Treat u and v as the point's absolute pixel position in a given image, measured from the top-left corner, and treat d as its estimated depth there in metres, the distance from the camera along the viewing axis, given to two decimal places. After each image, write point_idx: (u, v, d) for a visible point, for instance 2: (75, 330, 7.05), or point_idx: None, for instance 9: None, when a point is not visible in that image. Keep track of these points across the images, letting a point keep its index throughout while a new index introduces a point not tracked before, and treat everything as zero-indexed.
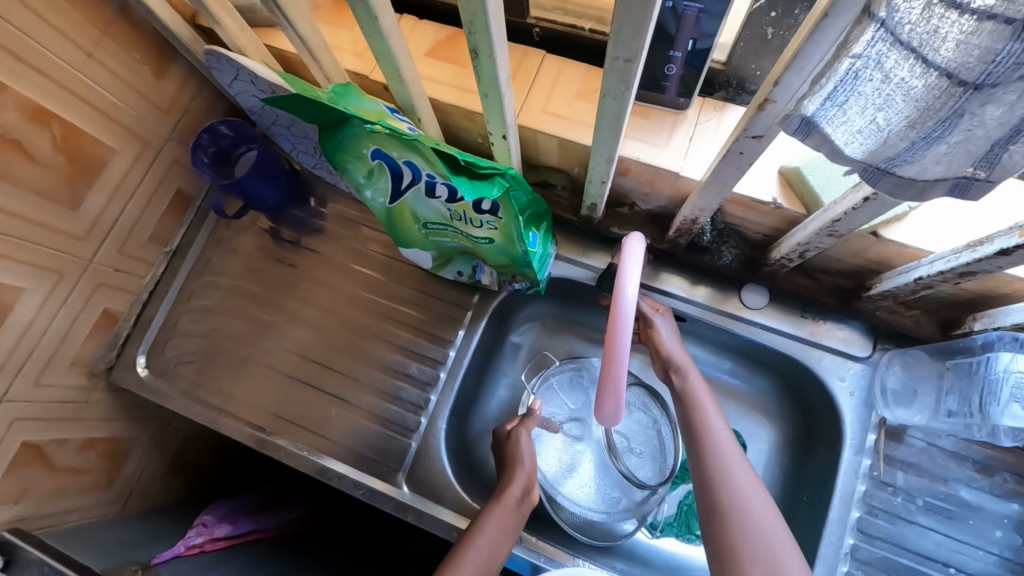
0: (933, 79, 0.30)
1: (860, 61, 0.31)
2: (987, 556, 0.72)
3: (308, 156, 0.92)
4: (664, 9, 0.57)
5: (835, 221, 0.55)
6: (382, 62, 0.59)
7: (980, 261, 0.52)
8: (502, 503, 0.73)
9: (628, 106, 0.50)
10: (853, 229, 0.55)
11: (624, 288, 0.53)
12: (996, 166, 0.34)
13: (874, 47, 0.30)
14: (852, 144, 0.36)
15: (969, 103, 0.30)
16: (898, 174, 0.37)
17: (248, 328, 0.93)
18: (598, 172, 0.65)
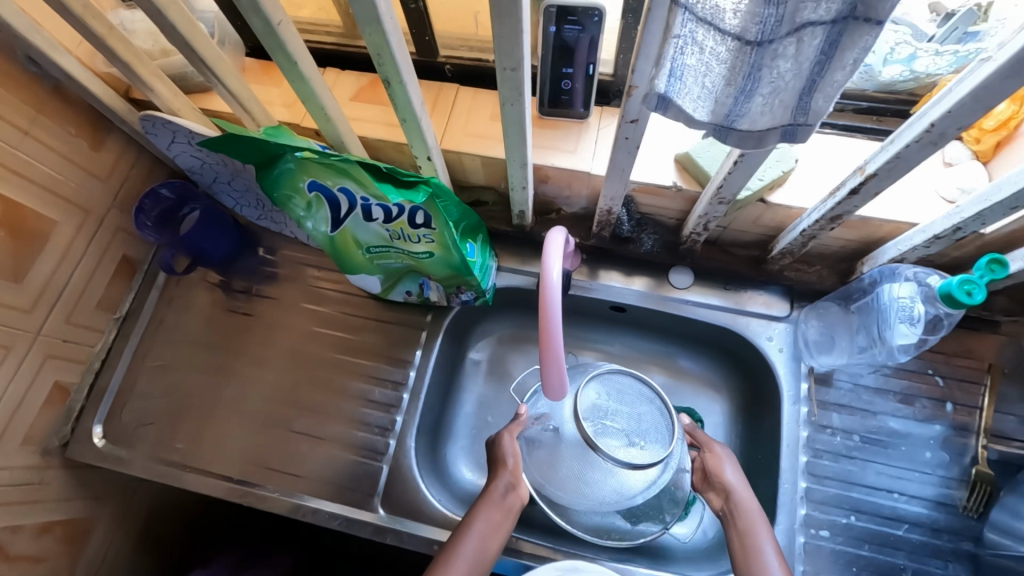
0: (731, 45, 0.38)
1: (681, 41, 0.40)
2: (924, 476, 0.79)
3: (252, 208, 0.96)
4: (550, 34, 0.67)
5: (720, 188, 0.63)
6: (308, 104, 0.66)
7: (840, 203, 0.61)
8: (486, 501, 0.74)
9: (527, 111, 0.58)
10: (736, 193, 0.64)
11: (549, 274, 0.59)
12: (810, 111, 0.43)
13: (686, 28, 0.39)
14: (699, 109, 0.45)
15: (763, 58, 0.38)
16: (740, 129, 0.46)
17: (207, 382, 0.94)
18: (518, 178, 0.72)
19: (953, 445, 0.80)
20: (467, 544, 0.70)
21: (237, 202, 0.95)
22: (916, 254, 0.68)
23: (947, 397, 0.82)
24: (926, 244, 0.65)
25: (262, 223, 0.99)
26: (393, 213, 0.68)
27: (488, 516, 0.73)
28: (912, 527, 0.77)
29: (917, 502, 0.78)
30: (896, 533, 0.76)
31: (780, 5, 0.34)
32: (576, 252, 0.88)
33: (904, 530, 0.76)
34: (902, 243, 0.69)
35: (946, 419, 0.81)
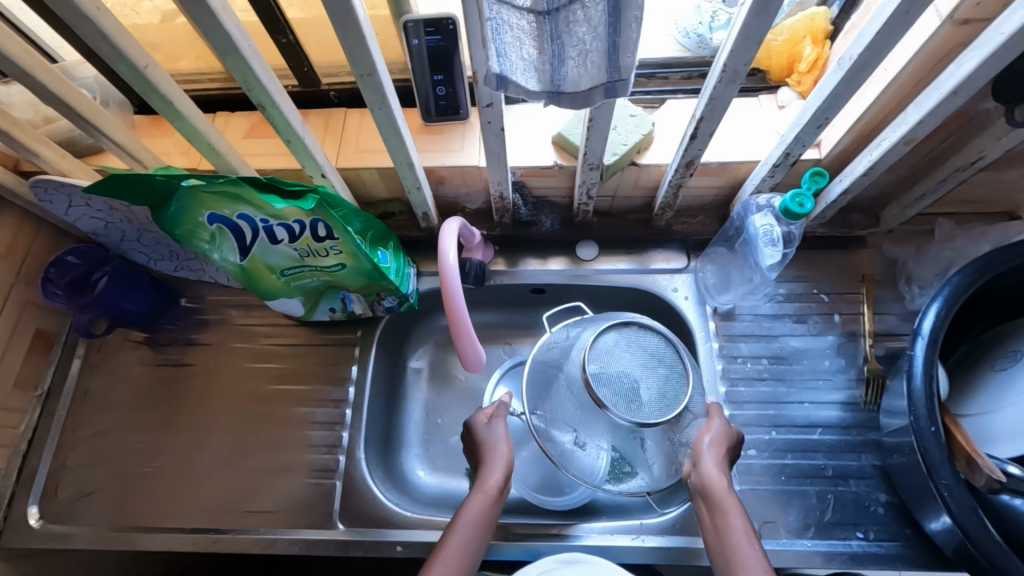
0: None
1: (494, 22, 0.47)
2: (827, 383, 0.88)
3: (166, 261, 0.96)
4: (413, 45, 0.73)
5: (585, 154, 0.71)
6: (195, 142, 0.70)
7: (688, 149, 0.69)
8: (480, 492, 0.74)
9: (396, 112, 0.64)
10: (601, 157, 0.72)
11: (446, 257, 0.65)
12: (622, 69, 0.50)
13: (493, 9, 0.46)
14: (530, 79, 0.52)
15: None
16: (568, 91, 0.53)
17: (146, 439, 0.93)
18: (410, 180, 0.78)
19: (846, 349, 0.89)
20: (456, 537, 0.70)
21: (149, 257, 0.95)
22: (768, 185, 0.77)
23: (833, 310, 0.92)
24: (771, 175, 0.74)
25: (181, 273, 0.99)
26: (296, 231, 0.72)
27: (481, 510, 0.73)
28: (826, 430, 0.85)
29: (828, 407, 0.86)
30: (812, 438, 0.84)
31: None
32: (487, 244, 0.94)
33: (818, 434, 0.84)
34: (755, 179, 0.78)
35: (837, 328, 0.91)
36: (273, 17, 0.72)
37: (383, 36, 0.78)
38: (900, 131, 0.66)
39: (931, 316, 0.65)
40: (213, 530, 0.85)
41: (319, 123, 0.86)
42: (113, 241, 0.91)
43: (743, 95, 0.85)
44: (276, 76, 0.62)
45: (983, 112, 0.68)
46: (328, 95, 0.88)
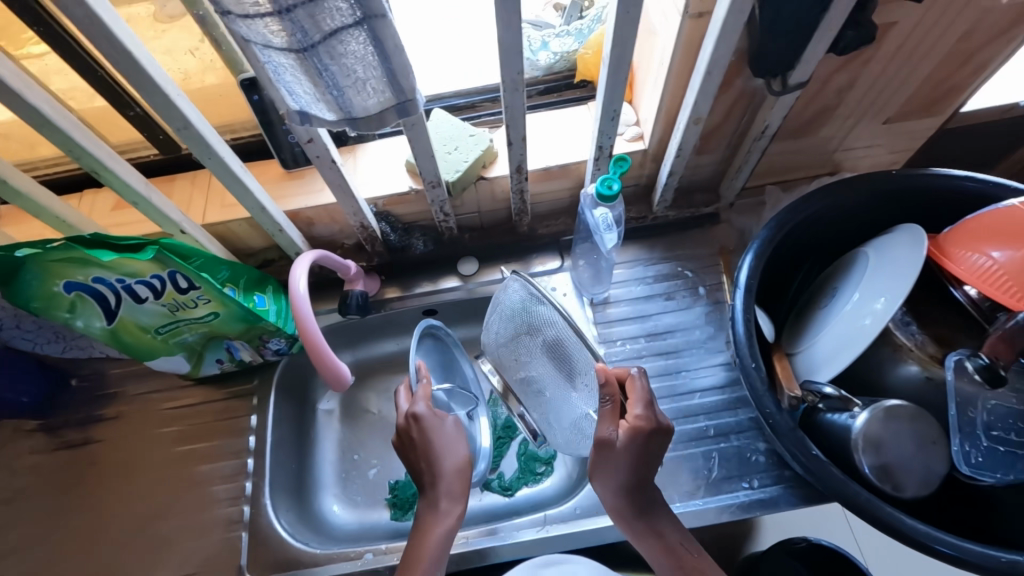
0: (300, 56, 0.52)
1: (265, 58, 0.52)
2: (700, 351, 0.94)
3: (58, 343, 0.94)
4: (255, 102, 0.76)
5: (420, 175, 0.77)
6: (42, 216, 0.74)
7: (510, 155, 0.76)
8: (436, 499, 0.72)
9: (225, 155, 0.68)
10: (437, 175, 0.78)
11: (297, 283, 0.74)
12: (402, 89, 0.59)
13: (264, 51, 0.52)
14: (323, 107, 0.59)
15: (325, 57, 0.52)
16: (362, 115, 0.60)
17: (46, 528, 0.91)
18: (268, 223, 0.82)
19: (714, 318, 0.96)
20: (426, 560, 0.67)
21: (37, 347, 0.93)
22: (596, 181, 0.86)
23: (699, 284, 0.99)
24: (596, 166, 0.83)
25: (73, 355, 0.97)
26: (156, 286, 0.74)
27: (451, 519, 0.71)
28: (705, 394, 0.90)
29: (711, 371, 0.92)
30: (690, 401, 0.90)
31: (297, 20, 0.48)
32: (371, 275, 1.00)
33: (698, 398, 0.90)
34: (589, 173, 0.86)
35: (704, 300, 0.98)
36: (114, 92, 0.76)
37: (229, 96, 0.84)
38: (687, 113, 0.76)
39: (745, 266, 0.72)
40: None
41: (182, 187, 0.89)
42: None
43: (575, 104, 0.94)
44: (105, 142, 0.66)
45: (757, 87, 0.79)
46: (190, 158, 0.91)
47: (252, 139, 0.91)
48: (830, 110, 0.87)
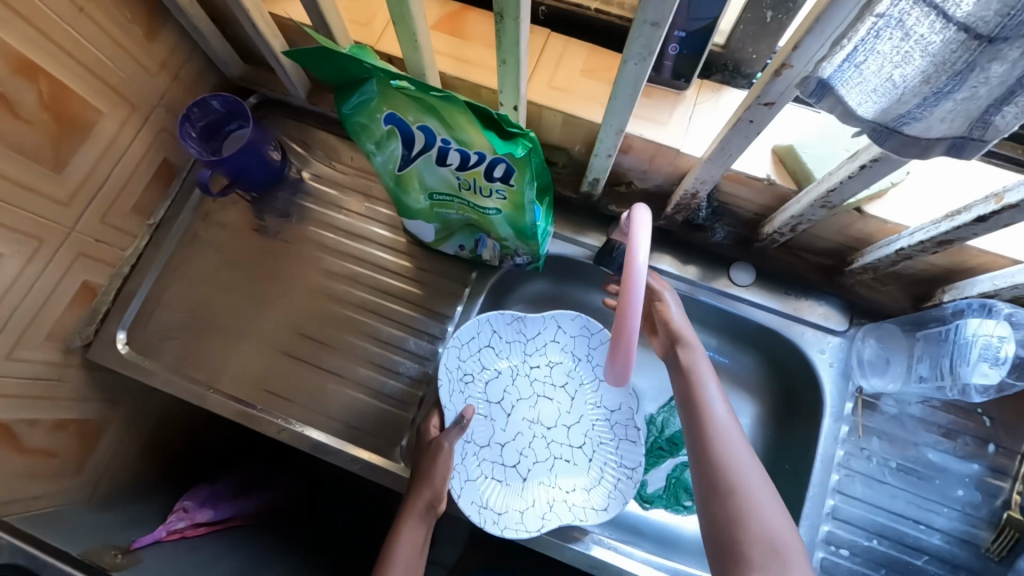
0: (551, 349, 0.92)
1: (546, 344, 0.92)
2: (948, 510, 0.79)
3: (492, 407, 0.89)
4: None
5: (645, 62, 0.50)
6: (399, 26, 0.60)
7: (733, 130, 0.55)
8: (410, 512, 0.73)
9: (648, 73, 0.52)
10: (654, 50, 0.48)
11: (636, 257, 0.59)
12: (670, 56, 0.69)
13: (536, 346, 0.92)
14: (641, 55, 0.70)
15: (549, 342, 0.92)
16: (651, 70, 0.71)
17: (279, 250, 0.95)
18: (607, 144, 0.67)
19: (987, 486, 0.79)
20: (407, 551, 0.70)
21: (449, 370, 0.85)
22: (1011, 292, 0.64)
23: (990, 439, 0.81)
24: None
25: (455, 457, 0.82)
26: (471, 162, 0.63)
27: (431, 491, 0.74)
28: (930, 559, 0.78)
29: (937, 535, 0.78)
30: (866, 545, 0.78)
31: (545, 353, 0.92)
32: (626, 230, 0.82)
33: (873, 543, 0.78)
34: (999, 279, 0.64)
35: (985, 460, 0.80)
36: None
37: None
38: None
39: None
40: (360, 388, 0.87)
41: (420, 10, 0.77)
42: (471, 328, 0.86)
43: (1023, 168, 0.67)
44: None
45: None
46: None
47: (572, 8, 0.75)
48: None
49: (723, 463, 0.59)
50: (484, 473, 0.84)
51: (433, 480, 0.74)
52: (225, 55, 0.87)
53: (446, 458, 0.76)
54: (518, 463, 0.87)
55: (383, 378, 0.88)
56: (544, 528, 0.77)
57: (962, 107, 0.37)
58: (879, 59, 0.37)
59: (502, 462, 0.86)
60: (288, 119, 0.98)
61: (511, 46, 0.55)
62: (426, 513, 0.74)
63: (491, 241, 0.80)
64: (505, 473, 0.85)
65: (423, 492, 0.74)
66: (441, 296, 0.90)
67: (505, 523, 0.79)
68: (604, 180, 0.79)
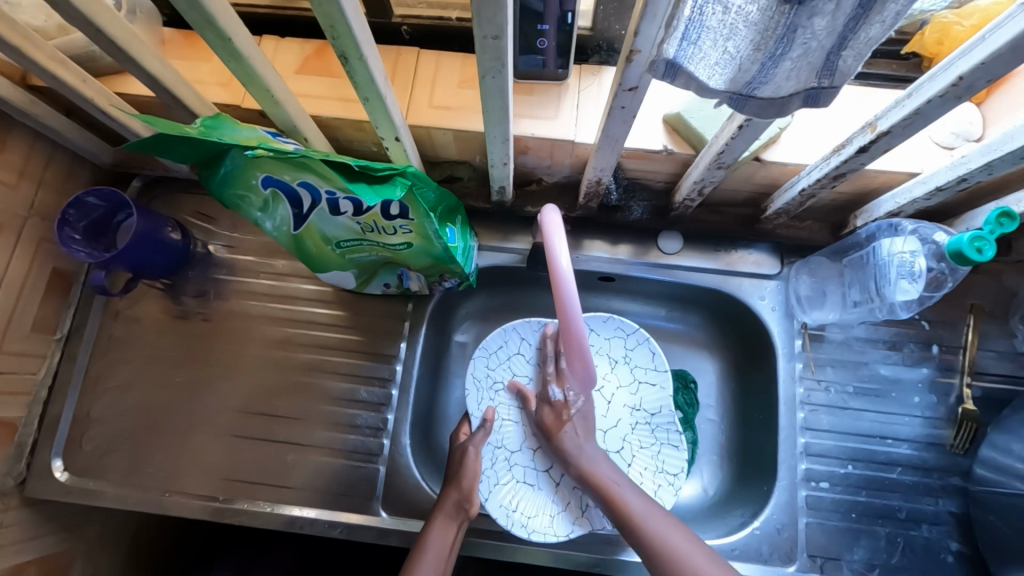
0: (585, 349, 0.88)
1: (579, 342, 0.89)
2: (913, 419, 0.82)
3: (523, 413, 0.86)
4: None
5: (501, 74, 0.49)
6: (250, 86, 0.56)
7: (612, 118, 0.54)
8: (441, 510, 0.73)
9: (509, 82, 0.51)
10: (505, 61, 0.47)
11: (557, 260, 0.56)
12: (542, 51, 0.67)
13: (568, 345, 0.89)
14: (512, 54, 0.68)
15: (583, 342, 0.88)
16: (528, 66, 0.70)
17: (204, 331, 0.90)
18: (497, 154, 0.66)
19: (939, 386, 0.83)
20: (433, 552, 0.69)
21: (477, 379, 0.86)
22: (913, 206, 0.66)
23: (932, 340, 0.84)
24: (927, 197, 0.63)
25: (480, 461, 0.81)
26: (364, 206, 0.61)
27: (461, 487, 0.74)
28: (904, 469, 0.80)
29: (905, 445, 0.81)
30: (842, 472, 0.79)
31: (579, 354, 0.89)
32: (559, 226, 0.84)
33: (848, 469, 0.79)
34: (899, 196, 0.66)
35: (932, 361, 0.83)
36: None
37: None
38: None
39: None
40: (322, 451, 0.84)
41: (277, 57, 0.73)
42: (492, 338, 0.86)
43: (895, 85, 0.69)
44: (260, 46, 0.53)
45: None
46: None
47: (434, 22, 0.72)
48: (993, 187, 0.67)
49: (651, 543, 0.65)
50: (513, 478, 0.81)
51: (461, 481, 0.75)
52: (90, 146, 0.81)
53: (473, 460, 0.77)
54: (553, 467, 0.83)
55: (344, 435, 0.84)
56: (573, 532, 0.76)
57: (803, 61, 0.37)
58: (712, 33, 0.37)
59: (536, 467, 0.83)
60: (180, 194, 0.93)
61: (367, 84, 0.53)
62: (459, 511, 0.73)
63: (414, 274, 0.78)
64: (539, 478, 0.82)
65: (452, 492, 0.74)
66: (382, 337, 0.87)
67: (533, 525, 0.77)
68: (511, 186, 0.78)
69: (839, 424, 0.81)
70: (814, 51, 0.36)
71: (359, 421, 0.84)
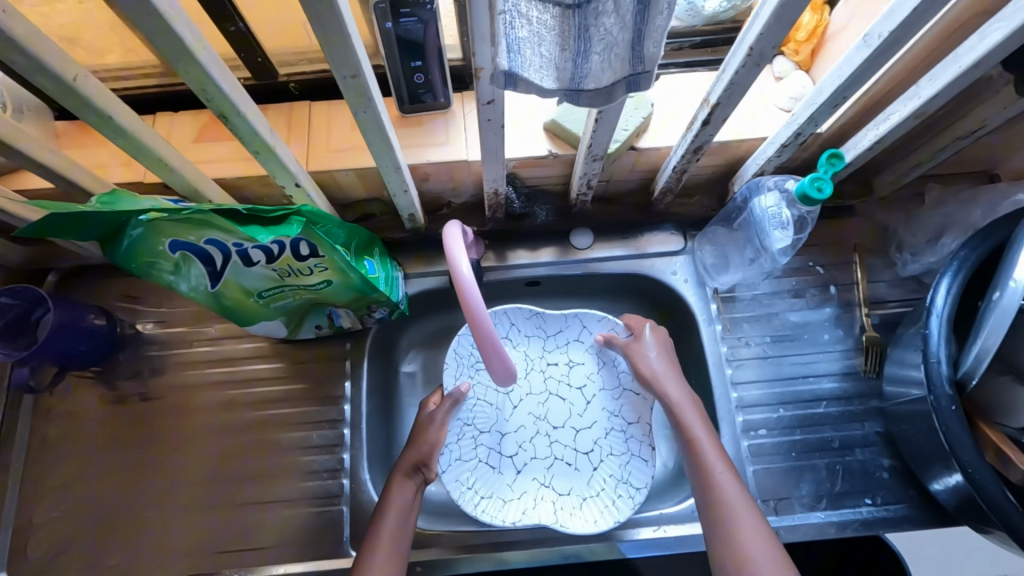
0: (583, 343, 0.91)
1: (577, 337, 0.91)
2: (828, 355, 0.89)
3: (500, 396, 0.90)
4: (387, 30, 0.64)
5: (373, 110, 0.54)
6: (143, 159, 0.59)
7: (485, 131, 0.59)
8: (401, 471, 0.75)
9: (383, 116, 0.56)
10: (372, 99, 0.52)
11: (460, 269, 0.58)
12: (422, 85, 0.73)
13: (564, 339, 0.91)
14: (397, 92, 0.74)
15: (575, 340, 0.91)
16: (413, 100, 0.75)
17: (143, 411, 0.89)
18: (396, 184, 0.70)
19: (844, 320, 0.91)
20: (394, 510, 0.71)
21: (460, 354, 0.87)
22: (771, 165, 0.75)
23: (829, 281, 0.92)
24: (778, 154, 0.71)
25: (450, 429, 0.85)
26: (273, 253, 0.64)
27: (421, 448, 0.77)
28: (829, 402, 0.86)
29: (826, 379, 0.88)
30: (776, 416, 0.86)
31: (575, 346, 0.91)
32: (477, 242, 0.89)
33: (781, 413, 0.86)
34: (758, 158, 0.75)
35: (833, 300, 0.92)
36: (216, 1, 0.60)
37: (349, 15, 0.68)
38: (911, 105, 0.63)
39: (943, 291, 0.65)
40: (282, 506, 0.83)
41: (174, 130, 0.76)
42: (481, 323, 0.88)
43: None
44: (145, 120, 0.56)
45: (985, 79, 0.66)
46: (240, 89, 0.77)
47: (319, 75, 0.77)
48: (836, 137, 0.76)
49: (716, 517, 0.65)
50: (478, 456, 0.86)
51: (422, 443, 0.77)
52: None
53: (437, 426, 0.79)
54: (514, 455, 0.87)
55: (302, 485, 0.84)
56: (518, 523, 0.80)
57: (609, 51, 0.43)
58: (528, 42, 0.43)
59: (500, 450, 0.87)
60: (100, 280, 0.93)
61: (254, 139, 0.57)
62: (418, 470, 0.75)
63: (344, 311, 0.80)
64: (500, 461, 0.87)
65: (411, 452, 0.77)
66: (326, 380, 0.88)
67: (484, 506, 0.81)
68: (420, 212, 0.82)
69: (764, 374, 0.88)
70: (615, 41, 0.42)
71: (316, 467, 0.85)
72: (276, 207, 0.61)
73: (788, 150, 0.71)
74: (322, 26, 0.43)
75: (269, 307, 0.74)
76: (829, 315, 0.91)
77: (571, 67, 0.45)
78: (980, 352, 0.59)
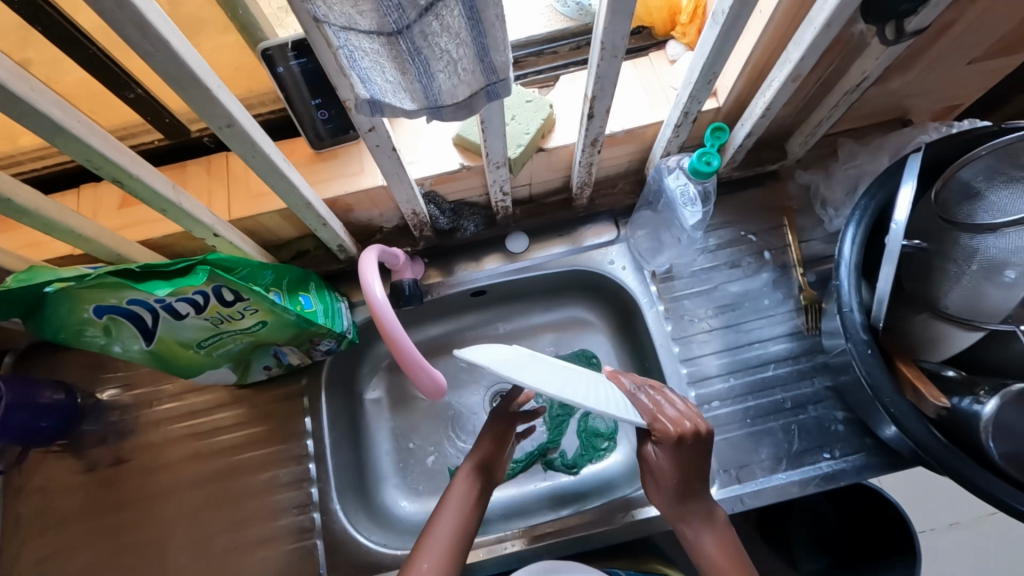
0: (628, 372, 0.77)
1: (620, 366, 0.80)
2: (772, 320, 0.91)
3: None
4: (278, 75, 0.66)
5: (260, 155, 0.57)
6: (54, 233, 0.61)
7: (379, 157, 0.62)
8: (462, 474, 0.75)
9: (274, 157, 0.58)
10: (256, 146, 0.55)
11: (372, 291, 0.61)
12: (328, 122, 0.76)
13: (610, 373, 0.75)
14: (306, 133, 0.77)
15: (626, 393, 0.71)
16: (322, 136, 0.77)
17: (113, 476, 0.90)
18: (313, 219, 0.73)
19: (782, 283, 0.92)
20: (455, 505, 0.71)
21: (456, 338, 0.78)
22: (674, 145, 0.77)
23: (763, 247, 0.94)
24: (676, 134, 0.74)
25: None
26: (198, 304, 0.66)
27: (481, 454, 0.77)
28: (777, 364, 0.88)
29: (773, 343, 0.89)
30: (727, 387, 0.87)
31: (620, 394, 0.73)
32: (416, 261, 0.92)
33: (732, 382, 0.87)
34: (660, 141, 0.77)
35: (769, 265, 0.93)
36: (110, 72, 0.63)
37: (245, 66, 0.71)
38: (786, 70, 0.65)
39: (848, 241, 0.66)
40: (258, 548, 0.84)
41: (97, 198, 0.78)
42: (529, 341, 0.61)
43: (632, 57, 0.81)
44: (46, 196, 0.58)
45: (856, 35, 0.69)
46: (155, 150, 0.79)
47: None
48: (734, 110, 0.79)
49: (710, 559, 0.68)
50: None
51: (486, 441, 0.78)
52: None
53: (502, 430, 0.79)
54: None
55: (274, 524, 0.85)
56: None
57: (455, 70, 0.46)
58: (373, 70, 0.45)
59: None
60: (56, 355, 0.94)
61: (155, 199, 0.59)
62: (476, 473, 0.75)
63: (288, 349, 0.82)
64: None
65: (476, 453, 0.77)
66: (287, 418, 0.90)
67: None
68: (350, 242, 0.85)
69: (711, 348, 0.90)
70: (458, 61, 0.45)
71: (287, 505, 0.86)
72: (180, 261, 0.62)
73: (684, 130, 0.73)
74: (180, 84, 0.46)
75: (210, 356, 0.76)
76: (768, 280, 0.93)
77: (423, 87, 0.47)
78: (881, 296, 0.61)
